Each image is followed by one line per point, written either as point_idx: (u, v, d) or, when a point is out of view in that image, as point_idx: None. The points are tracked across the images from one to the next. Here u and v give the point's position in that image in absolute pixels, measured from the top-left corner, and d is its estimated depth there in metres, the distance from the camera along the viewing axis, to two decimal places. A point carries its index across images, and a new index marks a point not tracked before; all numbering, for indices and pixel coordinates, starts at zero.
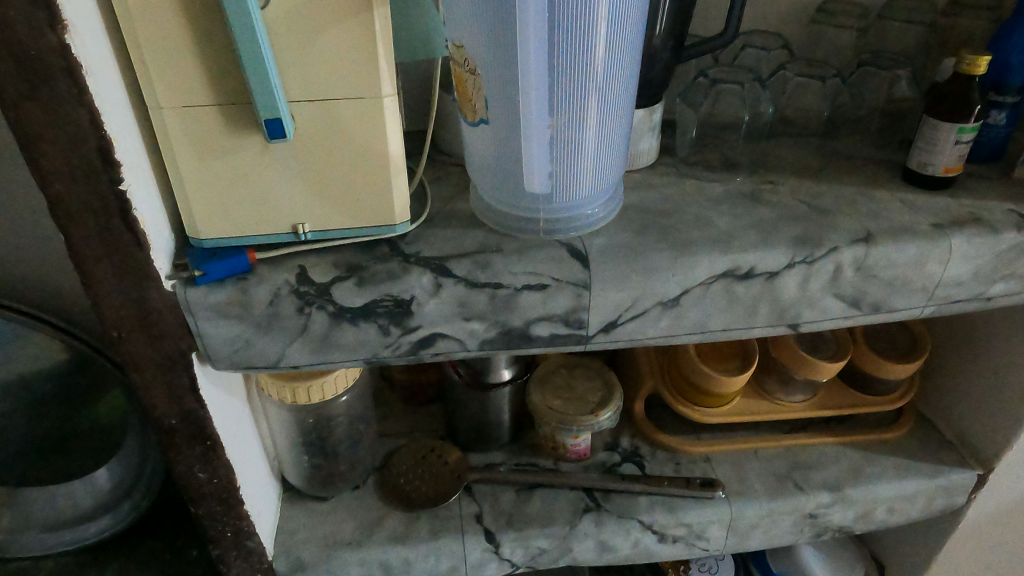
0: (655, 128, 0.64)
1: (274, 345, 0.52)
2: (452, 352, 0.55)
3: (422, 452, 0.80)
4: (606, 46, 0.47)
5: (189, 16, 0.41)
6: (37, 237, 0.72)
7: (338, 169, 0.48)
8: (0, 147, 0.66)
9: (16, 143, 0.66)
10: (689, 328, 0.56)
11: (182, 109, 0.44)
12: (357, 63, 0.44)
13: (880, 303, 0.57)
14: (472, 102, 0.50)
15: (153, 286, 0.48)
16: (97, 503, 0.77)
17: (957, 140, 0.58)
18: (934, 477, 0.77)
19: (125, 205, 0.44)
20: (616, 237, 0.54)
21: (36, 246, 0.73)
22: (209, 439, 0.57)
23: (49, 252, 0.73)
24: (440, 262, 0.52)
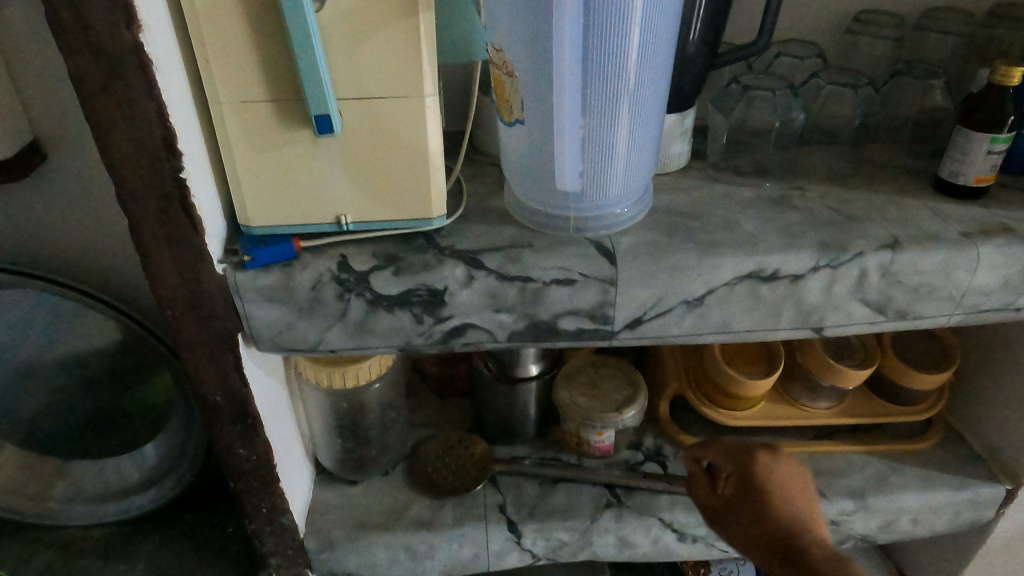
0: (686, 133, 0.66)
1: (314, 329, 0.55)
2: (482, 342, 0.57)
3: (450, 442, 0.82)
4: (639, 51, 0.49)
5: (250, 18, 0.44)
6: (98, 223, 0.77)
7: (380, 164, 0.51)
8: (69, 137, 0.70)
9: (82, 134, 0.70)
10: (712, 328, 0.58)
11: (239, 104, 0.47)
12: (402, 64, 0.47)
13: (905, 310, 0.58)
14: (508, 103, 0.52)
15: (206, 269, 0.51)
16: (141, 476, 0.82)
17: (990, 150, 0.58)
18: (960, 490, 0.77)
19: (184, 192, 0.48)
20: (644, 236, 0.56)
21: (96, 231, 0.77)
22: (250, 416, 0.60)
23: (108, 238, 0.78)
24: (473, 255, 0.54)
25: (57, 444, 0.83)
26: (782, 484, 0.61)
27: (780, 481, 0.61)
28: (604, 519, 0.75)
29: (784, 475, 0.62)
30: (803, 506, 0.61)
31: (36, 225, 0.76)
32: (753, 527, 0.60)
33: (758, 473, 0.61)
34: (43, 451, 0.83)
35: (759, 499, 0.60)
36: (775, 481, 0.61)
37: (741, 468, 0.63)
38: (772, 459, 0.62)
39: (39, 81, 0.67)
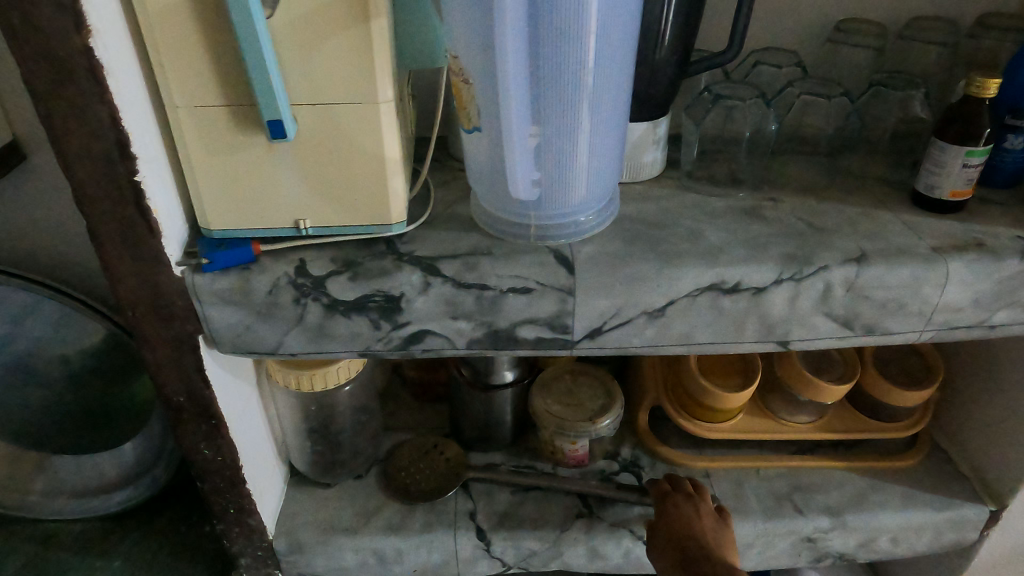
0: (659, 142, 0.64)
1: (273, 332, 0.55)
2: (441, 349, 0.57)
3: (425, 447, 0.82)
4: (595, 59, 0.48)
5: (202, 23, 0.44)
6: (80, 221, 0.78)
7: (336, 169, 0.51)
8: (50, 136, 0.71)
9: None
10: (675, 340, 0.57)
11: (195, 108, 0.47)
12: (355, 71, 0.47)
13: (873, 325, 0.57)
14: (467, 110, 0.51)
15: (165, 271, 0.51)
16: (120, 476, 0.82)
17: (965, 163, 0.57)
18: (942, 510, 0.75)
19: (140, 196, 0.48)
20: (606, 246, 0.56)
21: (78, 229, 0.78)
22: (214, 418, 0.61)
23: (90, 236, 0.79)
24: (431, 262, 0.54)
25: (33, 442, 0.82)
26: (685, 518, 0.68)
27: (682, 516, 0.68)
28: (574, 530, 0.75)
29: (691, 511, 0.69)
30: (703, 531, 0.67)
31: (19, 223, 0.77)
32: (661, 542, 0.67)
33: (666, 508, 0.70)
34: (20, 445, 0.82)
35: (666, 519, 0.68)
36: (682, 517, 0.68)
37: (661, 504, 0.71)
38: (675, 498, 0.70)
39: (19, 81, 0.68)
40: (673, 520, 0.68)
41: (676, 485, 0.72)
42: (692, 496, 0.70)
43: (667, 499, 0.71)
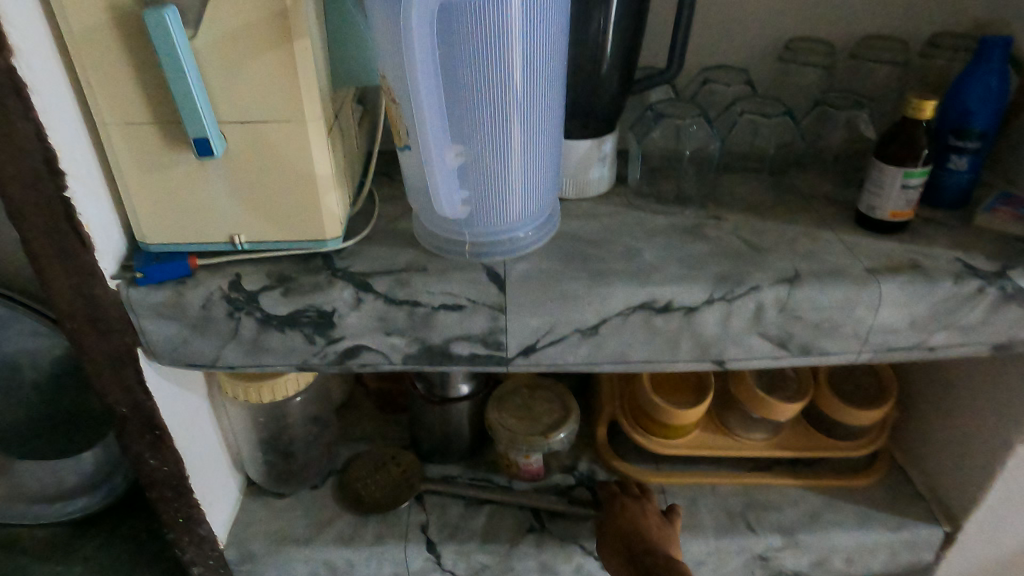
0: (606, 158, 0.64)
1: (210, 345, 0.56)
2: (377, 364, 0.57)
3: (383, 457, 0.82)
4: (519, 80, 0.49)
5: (127, 43, 0.45)
6: None
7: (267, 185, 0.52)
8: None
9: None
10: (610, 358, 0.57)
11: (124, 125, 0.48)
12: (281, 90, 0.47)
13: (809, 345, 0.57)
14: (398, 129, 0.52)
15: (99, 284, 0.52)
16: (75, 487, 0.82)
17: (904, 184, 0.56)
18: (897, 530, 0.74)
19: (71, 211, 0.48)
20: (540, 263, 0.56)
21: None
22: (157, 429, 0.61)
23: None
24: (364, 277, 0.54)
25: None
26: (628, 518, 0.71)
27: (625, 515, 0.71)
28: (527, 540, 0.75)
29: (639, 512, 0.71)
30: (651, 531, 0.69)
31: None
32: (614, 543, 0.69)
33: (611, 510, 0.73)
34: None
35: (617, 520, 0.71)
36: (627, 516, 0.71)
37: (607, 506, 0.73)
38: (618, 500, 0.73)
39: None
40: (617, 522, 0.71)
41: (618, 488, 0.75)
42: (638, 497, 0.73)
43: (615, 500, 0.73)
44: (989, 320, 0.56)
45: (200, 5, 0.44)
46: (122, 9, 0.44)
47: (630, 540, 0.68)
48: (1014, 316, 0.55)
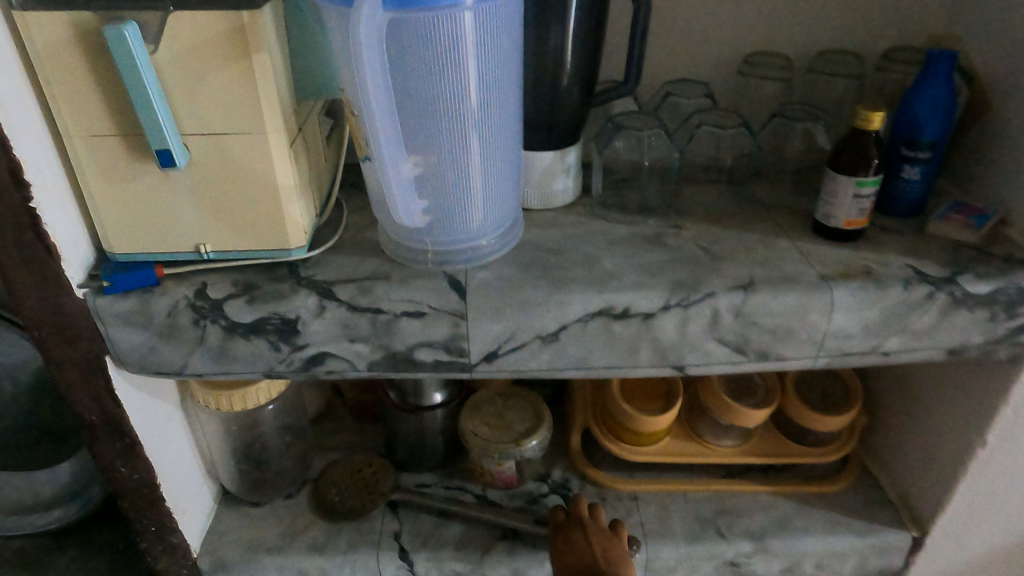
0: (570, 169, 0.66)
1: (177, 353, 0.57)
2: (343, 371, 0.58)
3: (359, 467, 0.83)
4: (473, 91, 0.50)
5: (90, 58, 0.47)
6: None
7: (231, 195, 0.53)
8: None
9: None
10: (571, 364, 0.58)
11: (89, 138, 0.50)
12: (241, 103, 0.49)
13: (766, 350, 0.58)
14: (358, 140, 0.53)
15: (66, 293, 0.53)
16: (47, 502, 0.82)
17: (856, 194, 0.57)
18: (866, 535, 0.75)
19: (36, 221, 0.50)
20: (501, 271, 0.57)
21: None
22: (127, 436, 0.62)
23: None
24: (327, 286, 0.55)
25: None
26: (574, 543, 0.69)
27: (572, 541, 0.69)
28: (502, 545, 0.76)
29: (584, 540, 0.69)
30: (600, 554, 0.66)
31: None
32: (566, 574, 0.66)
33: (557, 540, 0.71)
34: None
35: (563, 552, 0.68)
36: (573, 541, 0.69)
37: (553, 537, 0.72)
38: (564, 529, 0.72)
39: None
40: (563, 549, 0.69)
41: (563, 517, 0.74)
42: (580, 527, 0.71)
43: (559, 535, 0.71)
44: (940, 324, 0.57)
45: (161, 21, 0.46)
46: (85, 25, 0.45)
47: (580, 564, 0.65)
48: (964, 320, 0.57)
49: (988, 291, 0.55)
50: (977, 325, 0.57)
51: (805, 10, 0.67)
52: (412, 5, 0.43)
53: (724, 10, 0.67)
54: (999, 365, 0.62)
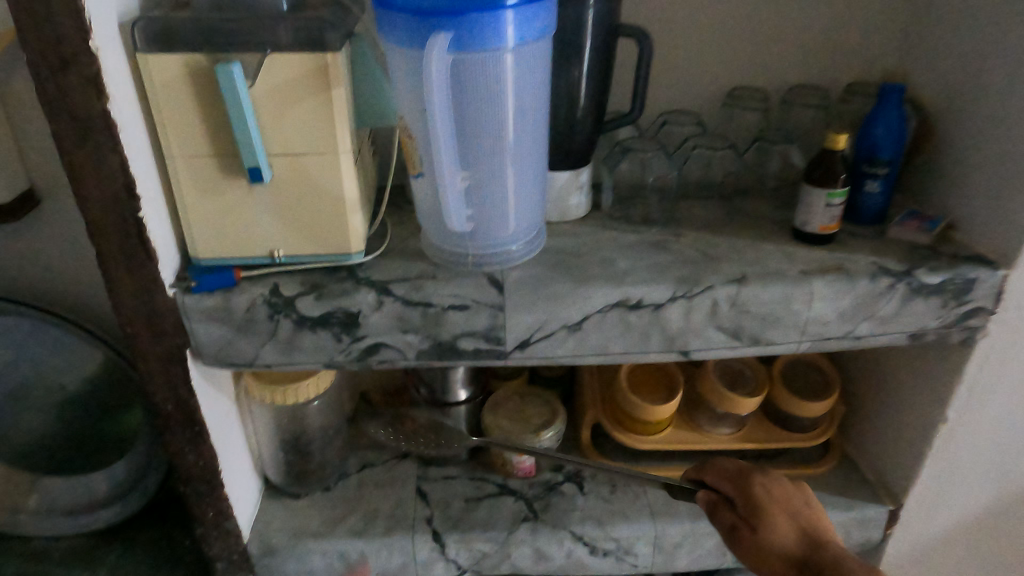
0: (583, 187, 0.76)
1: (251, 345, 0.65)
2: (394, 360, 0.67)
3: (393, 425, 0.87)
4: (511, 118, 0.61)
5: (197, 92, 0.56)
6: (73, 263, 0.86)
7: (304, 206, 0.62)
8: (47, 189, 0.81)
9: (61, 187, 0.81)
10: (592, 350, 0.67)
11: (188, 158, 0.59)
12: (319, 127, 0.59)
13: (758, 336, 0.68)
14: (412, 160, 0.63)
15: (160, 292, 0.61)
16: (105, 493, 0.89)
17: (828, 204, 0.68)
18: (850, 509, 0.84)
19: (141, 228, 0.58)
20: (531, 270, 0.67)
21: (70, 271, 0.87)
22: (198, 424, 0.69)
23: (80, 272, 0.87)
24: (384, 283, 0.64)
25: (32, 463, 0.88)
26: (781, 511, 0.63)
27: (779, 504, 0.64)
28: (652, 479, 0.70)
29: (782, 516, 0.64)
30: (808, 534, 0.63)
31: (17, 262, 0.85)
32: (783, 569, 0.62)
33: (754, 497, 0.64)
34: (17, 464, 0.88)
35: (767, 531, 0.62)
36: (779, 506, 0.64)
37: (743, 491, 0.65)
38: (758, 480, 0.65)
39: (30, 133, 0.77)
40: (767, 515, 0.63)
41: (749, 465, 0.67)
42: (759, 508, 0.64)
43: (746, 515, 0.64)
44: (901, 312, 0.68)
45: (259, 62, 0.56)
46: (196, 64, 0.55)
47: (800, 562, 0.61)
48: (921, 308, 0.67)
49: (940, 281, 0.66)
50: (932, 311, 0.68)
51: (777, 53, 0.80)
52: (469, 48, 0.54)
53: (711, 52, 0.79)
54: (953, 348, 0.73)
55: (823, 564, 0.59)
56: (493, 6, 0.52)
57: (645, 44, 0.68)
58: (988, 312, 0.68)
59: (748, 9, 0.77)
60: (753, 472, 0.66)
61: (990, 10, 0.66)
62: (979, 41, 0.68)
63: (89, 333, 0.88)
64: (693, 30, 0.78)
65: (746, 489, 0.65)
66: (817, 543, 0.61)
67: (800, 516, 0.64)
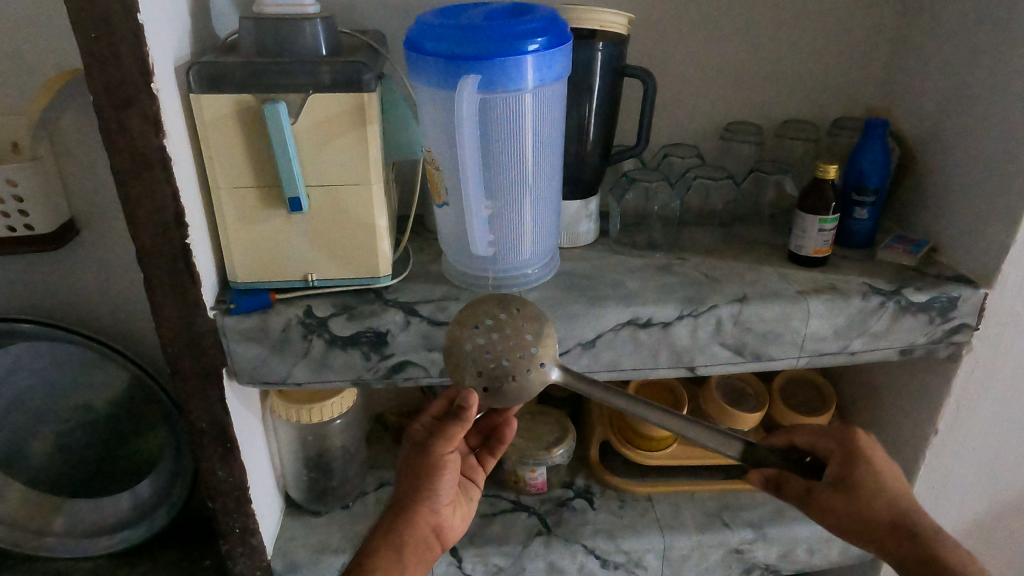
0: (592, 215, 0.81)
1: (284, 364, 0.69)
2: (419, 377, 0.71)
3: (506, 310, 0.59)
4: (531, 151, 0.66)
5: (244, 127, 0.61)
6: (102, 291, 0.89)
7: (338, 233, 0.67)
8: (82, 221, 0.84)
9: (96, 219, 0.84)
10: (606, 367, 0.72)
11: (233, 188, 0.64)
12: (356, 160, 0.64)
13: (759, 352, 0.73)
14: (438, 189, 0.69)
15: (201, 313, 0.65)
16: (136, 510, 0.93)
17: (821, 229, 0.74)
18: None
19: (188, 255, 0.62)
20: (548, 292, 0.71)
21: (98, 300, 0.90)
22: (229, 441, 0.72)
23: (108, 300, 0.90)
24: (411, 305, 0.69)
25: (61, 484, 0.94)
26: (881, 473, 0.58)
27: (877, 465, 0.58)
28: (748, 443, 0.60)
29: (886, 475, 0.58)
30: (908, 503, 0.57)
31: (53, 289, 0.88)
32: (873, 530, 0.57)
33: (852, 451, 0.59)
34: (46, 489, 0.93)
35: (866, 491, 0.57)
36: (879, 468, 0.58)
37: (843, 448, 0.60)
38: (858, 437, 0.59)
39: (69, 167, 0.81)
40: (867, 471, 0.58)
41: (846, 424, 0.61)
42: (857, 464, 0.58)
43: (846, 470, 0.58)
44: (892, 328, 0.73)
45: (302, 101, 0.61)
46: (244, 104, 0.60)
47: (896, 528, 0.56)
48: (910, 324, 0.72)
49: (926, 299, 0.71)
50: (920, 328, 0.73)
51: (771, 90, 0.86)
52: (494, 88, 0.60)
53: (709, 90, 0.85)
54: (940, 363, 0.78)
55: (913, 531, 0.56)
56: (516, 51, 0.58)
57: (649, 83, 0.73)
58: (972, 328, 0.73)
59: (744, 51, 0.83)
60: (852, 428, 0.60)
61: (964, 53, 0.73)
62: (955, 80, 0.74)
63: (115, 350, 0.86)
64: (693, 70, 0.84)
65: (843, 443, 0.60)
66: (911, 513, 0.57)
67: (894, 482, 0.58)
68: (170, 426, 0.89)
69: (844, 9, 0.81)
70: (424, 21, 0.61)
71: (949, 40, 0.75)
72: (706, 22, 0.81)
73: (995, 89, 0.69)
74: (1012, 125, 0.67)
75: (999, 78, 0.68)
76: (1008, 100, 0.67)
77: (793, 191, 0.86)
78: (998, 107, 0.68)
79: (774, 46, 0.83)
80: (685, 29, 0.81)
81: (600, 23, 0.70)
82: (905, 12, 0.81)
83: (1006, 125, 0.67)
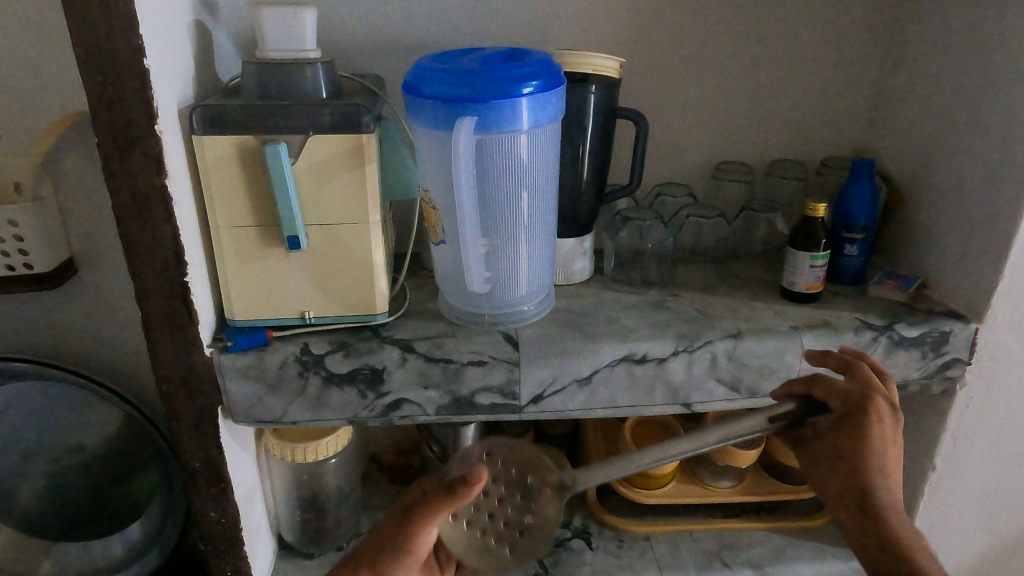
0: (586, 253, 0.82)
1: (280, 402, 0.69)
2: (416, 415, 0.71)
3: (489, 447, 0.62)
4: (525, 191, 0.68)
5: (244, 168, 0.62)
6: (99, 329, 0.89)
7: (336, 270, 0.68)
8: (81, 259, 0.85)
9: (93, 258, 0.85)
10: (602, 403, 0.72)
11: (233, 226, 0.65)
12: (355, 200, 0.65)
13: (755, 387, 0.73)
14: (435, 227, 0.70)
15: (197, 351, 0.65)
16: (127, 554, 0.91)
17: (812, 265, 0.75)
18: (849, 560, 0.87)
19: (186, 292, 0.62)
20: (543, 328, 0.72)
21: (95, 338, 0.90)
22: (223, 481, 0.71)
23: (106, 338, 0.90)
24: (408, 342, 0.69)
25: (47, 528, 0.92)
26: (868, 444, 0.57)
27: (879, 438, 0.57)
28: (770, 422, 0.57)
29: (878, 446, 0.57)
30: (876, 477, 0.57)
31: (50, 328, 0.88)
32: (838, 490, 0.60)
33: (859, 416, 0.57)
34: (33, 532, 0.91)
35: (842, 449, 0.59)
36: (877, 436, 0.57)
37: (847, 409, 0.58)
38: (876, 407, 0.57)
39: (71, 206, 0.82)
40: (865, 439, 0.57)
41: (870, 389, 0.58)
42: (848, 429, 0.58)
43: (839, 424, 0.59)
44: (886, 363, 0.73)
45: (301, 141, 0.62)
46: (245, 145, 0.62)
47: (853, 499, 0.59)
48: (904, 359, 0.73)
49: (918, 334, 0.72)
50: (914, 362, 0.73)
51: (761, 131, 0.88)
52: (489, 129, 0.61)
53: (701, 130, 0.88)
54: (935, 398, 0.79)
55: (867, 508, 0.58)
56: (510, 94, 0.60)
57: (641, 124, 0.75)
58: (965, 363, 0.74)
59: (734, 93, 0.86)
60: (874, 394, 0.58)
61: (946, 96, 0.75)
62: (938, 120, 0.77)
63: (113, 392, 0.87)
64: (684, 111, 0.86)
65: (857, 407, 0.57)
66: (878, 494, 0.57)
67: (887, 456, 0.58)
68: (162, 464, 0.90)
69: (829, 53, 0.84)
70: (422, 64, 0.63)
71: (931, 83, 0.78)
72: (696, 66, 0.84)
73: (978, 129, 0.71)
74: (995, 164, 0.69)
75: (981, 118, 0.70)
76: (993, 140, 0.69)
77: (784, 229, 0.88)
78: (982, 146, 0.70)
79: (762, 88, 0.86)
80: (676, 73, 0.84)
81: (594, 67, 0.72)
82: (888, 54, 0.84)
83: (989, 164, 0.69)
